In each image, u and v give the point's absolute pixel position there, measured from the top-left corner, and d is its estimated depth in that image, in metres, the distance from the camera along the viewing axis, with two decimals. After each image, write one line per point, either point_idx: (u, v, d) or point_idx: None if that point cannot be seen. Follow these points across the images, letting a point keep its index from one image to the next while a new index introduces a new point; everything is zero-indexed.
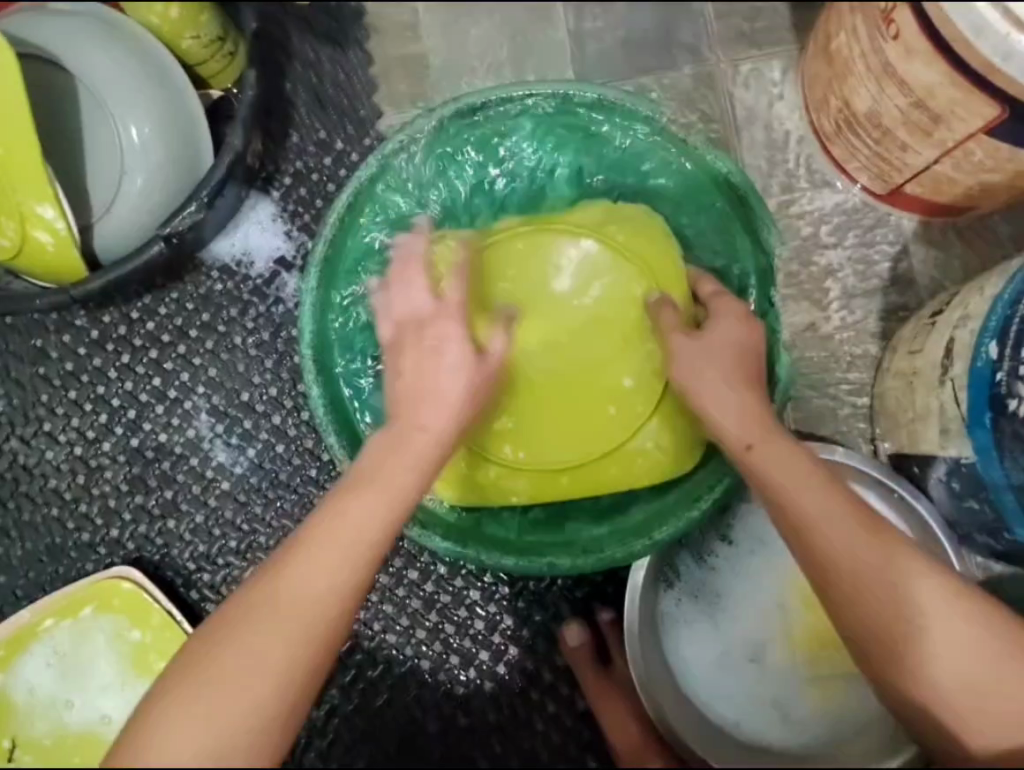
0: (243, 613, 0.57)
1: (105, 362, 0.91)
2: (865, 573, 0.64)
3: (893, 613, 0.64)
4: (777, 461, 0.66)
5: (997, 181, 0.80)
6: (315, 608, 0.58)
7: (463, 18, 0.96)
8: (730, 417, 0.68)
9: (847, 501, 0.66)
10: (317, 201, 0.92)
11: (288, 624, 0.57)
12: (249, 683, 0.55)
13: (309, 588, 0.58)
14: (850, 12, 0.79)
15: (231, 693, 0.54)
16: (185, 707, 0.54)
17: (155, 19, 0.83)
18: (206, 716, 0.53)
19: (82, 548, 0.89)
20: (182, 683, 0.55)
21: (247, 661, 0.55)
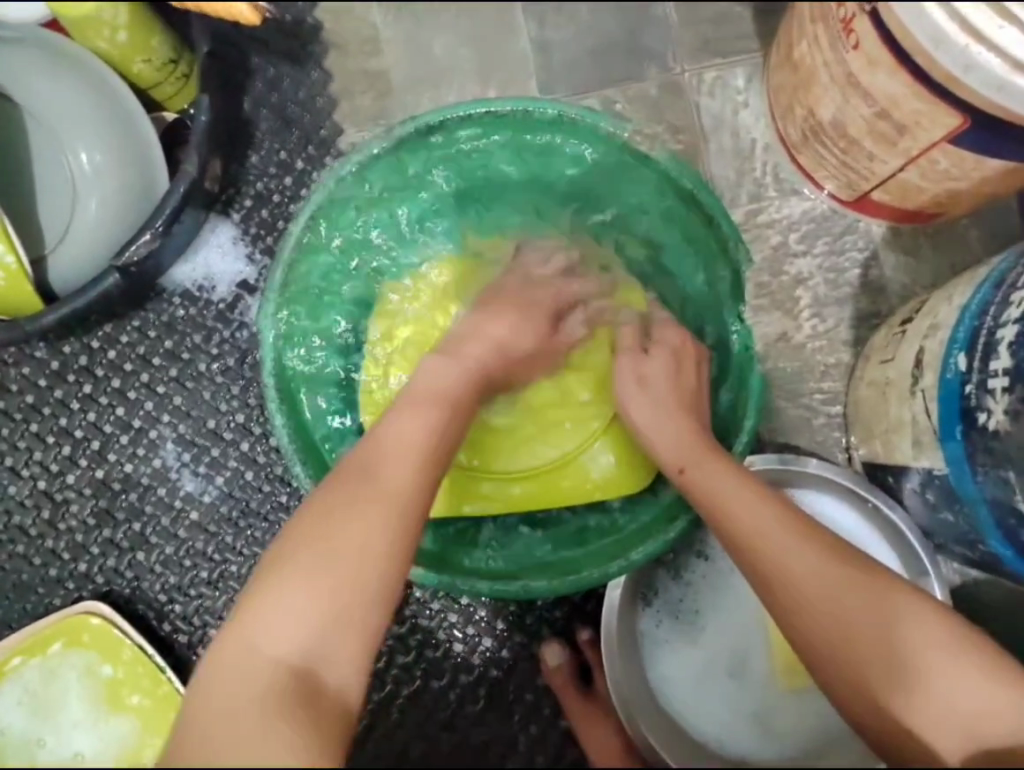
0: (336, 504, 0.58)
1: (68, 394, 0.89)
2: (811, 580, 0.64)
3: (839, 616, 0.63)
4: (710, 477, 0.69)
5: (963, 188, 0.80)
6: (404, 494, 0.60)
7: (424, 31, 0.94)
8: (666, 442, 0.73)
9: (791, 510, 0.68)
10: (279, 223, 0.91)
11: (384, 507, 0.58)
12: (354, 562, 0.56)
13: (392, 479, 0.60)
14: (812, 19, 0.78)
15: (343, 573, 0.55)
16: (295, 589, 0.54)
17: (102, 43, 0.78)
18: (321, 592, 0.54)
19: (50, 584, 0.88)
20: (286, 572, 0.55)
21: (353, 540, 0.56)
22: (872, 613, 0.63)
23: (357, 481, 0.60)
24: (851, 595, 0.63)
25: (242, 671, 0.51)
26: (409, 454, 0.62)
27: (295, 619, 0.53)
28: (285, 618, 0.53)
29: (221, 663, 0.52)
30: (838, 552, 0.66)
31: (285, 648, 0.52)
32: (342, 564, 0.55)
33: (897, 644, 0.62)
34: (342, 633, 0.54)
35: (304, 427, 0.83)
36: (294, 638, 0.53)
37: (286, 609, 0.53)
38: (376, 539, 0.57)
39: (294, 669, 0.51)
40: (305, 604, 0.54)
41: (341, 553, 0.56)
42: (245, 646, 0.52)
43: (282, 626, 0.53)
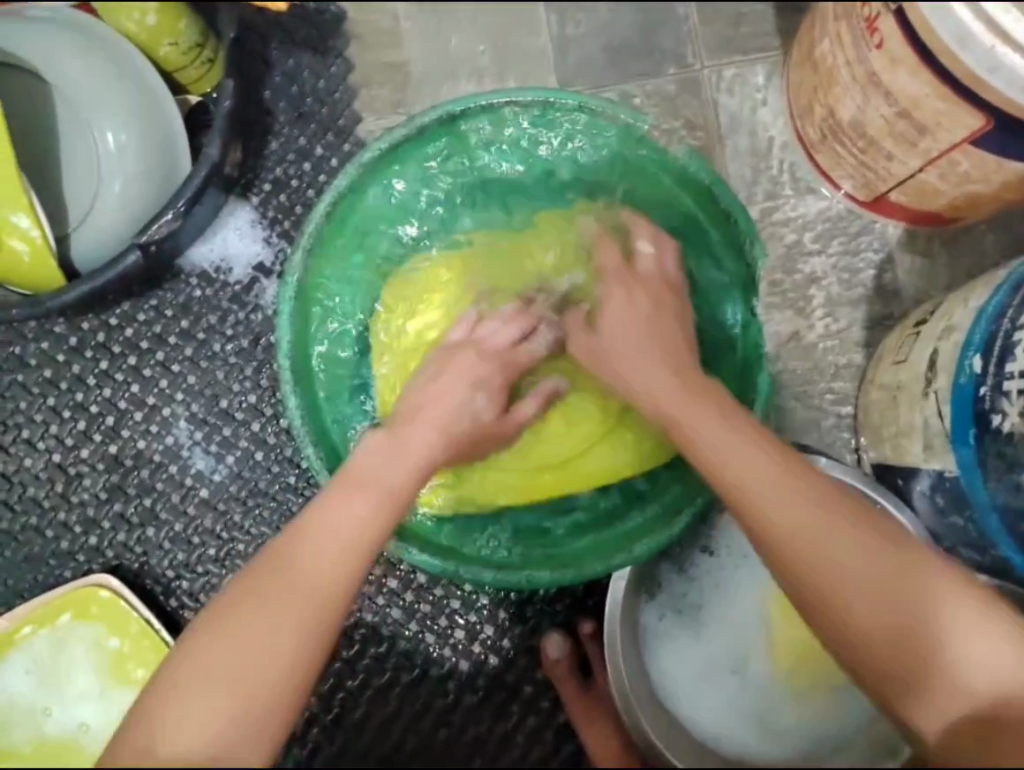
0: (252, 602, 0.57)
1: (84, 369, 0.90)
2: (834, 559, 0.61)
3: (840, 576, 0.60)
4: (713, 432, 0.65)
5: (983, 191, 0.79)
6: (325, 595, 0.58)
7: (445, 22, 0.95)
8: (664, 392, 0.69)
9: (804, 474, 0.64)
10: (297, 208, 0.92)
11: (298, 612, 0.57)
12: (265, 665, 0.55)
13: (317, 576, 0.59)
14: (835, 18, 0.78)
15: (249, 676, 0.54)
16: (201, 687, 0.54)
17: (132, 26, 0.83)
18: (225, 692, 0.54)
19: (61, 556, 0.89)
20: (197, 664, 0.55)
21: (261, 642, 0.56)
22: (872, 565, 0.61)
23: (278, 576, 0.58)
24: (854, 550, 0.61)
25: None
26: (338, 549, 0.60)
27: (195, 722, 0.53)
28: (187, 715, 0.53)
29: None
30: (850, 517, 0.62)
31: (183, 748, 0.52)
32: (247, 661, 0.55)
33: (920, 613, 0.60)
34: (243, 737, 0.53)
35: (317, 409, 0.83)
36: (196, 738, 0.52)
37: (190, 706, 0.53)
38: (283, 642, 0.56)
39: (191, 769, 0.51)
40: (205, 705, 0.53)
41: (247, 659, 0.55)
42: (144, 745, 0.52)
43: (183, 724, 0.52)
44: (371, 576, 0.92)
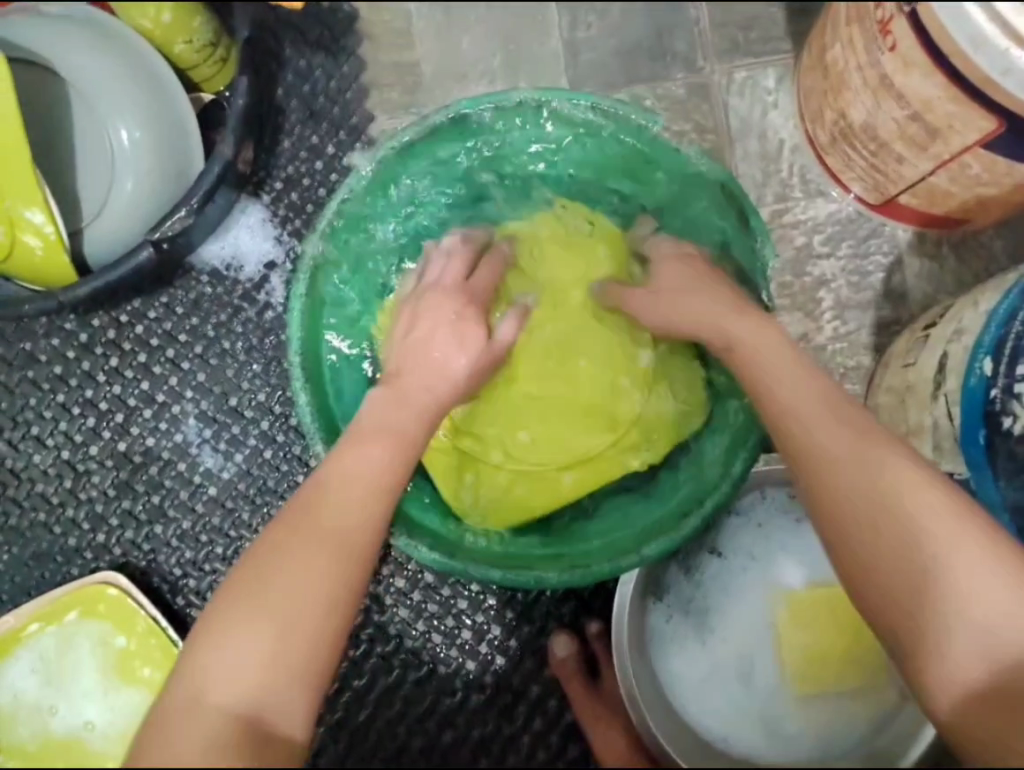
0: (282, 549, 0.55)
1: (94, 366, 0.90)
2: (867, 482, 0.58)
3: (872, 498, 0.58)
4: (781, 377, 0.65)
5: (993, 195, 0.80)
6: (352, 538, 0.57)
7: (457, 24, 0.95)
8: (733, 323, 0.69)
9: (851, 409, 0.62)
10: (308, 207, 0.92)
11: (330, 551, 0.55)
12: (306, 603, 0.53)
13: (340, 522, 0.57)
14: (846, 23, 0.78)
15: (290, 614, 0.52)
16: (246, 628, 0.51)
17: (147, 22, 0.83)
18: (267, 636, 0.51)
19: (69, 552, 0.89)
20: (238, 607, 0.53)
21: (292, 590, 0.53)
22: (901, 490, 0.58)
23: (303, 520, 0.57)
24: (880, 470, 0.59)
25: (181, 726, 0.47)
26: (360, 492, 0.60)
27: (242, 672, 0.50)
28: (228, 671, 0.50)
29: (162, 720, 0.48)
30: (879, 438, 0.60)
31: (229, 697, 0.49)
32: (283, 610, 0.52)
33: (936, 537, 0.56)
34: (291, 678, 0.51)
35: (326, 405, 0.83)
36: (241, 690, 0.49)
37: (239, 650, 0.50)
38: (322, 574, 0.54)
39: (241, 719, 0.48)
40: (249, 651, 0.50)
41: (286, 597, 0.53)
42: (189, 697, 0.49)
43: (225, 671, 0.50)
44: (380, 576, 0.92)
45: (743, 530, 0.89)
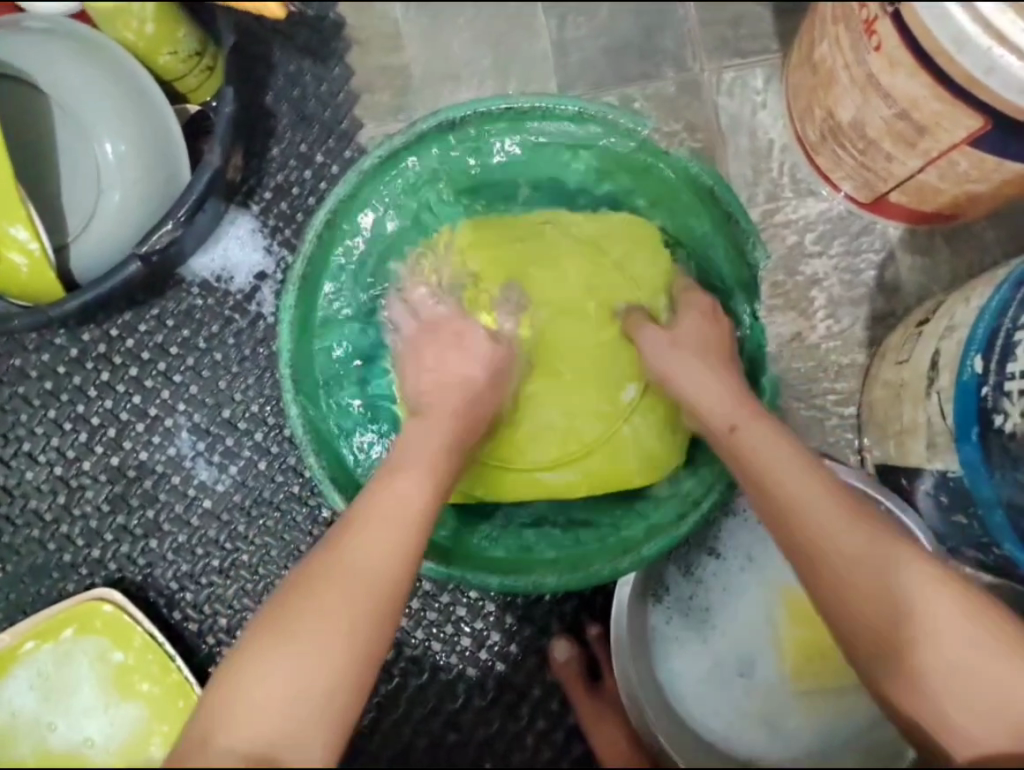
0: (307, 590, 0.58)
1: (86, 380, 0.90)
2: (847, 551, 0.63)
3: (852, 568, 0.63)
4: (772, 454, 0.68)
5: (982, 191, 0.80)
6: (375, 579, 0.59)
7: (444, 28, 0.95)
8: (712, 398, 0.73)
9: (834, 487, 0.67)
10: (298, 215, 0.92)
11: (351, 591, 0.58)
12: (324, 643, 0.56)
13: (363, 565, 0.60)
14: (833, 20, 0.78)
15: (307, 655, 0.55)
16: (265, 666, 0.55)
17: (130, 35, 0.82)
18: (286, 674, 0.54)
19: (64, 568, 0.88)
20: (261, 646, 0.56)
21: (316, 630, 0.56)
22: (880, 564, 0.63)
23: (329, 562, 0.60)
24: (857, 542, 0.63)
25: (195, 762, 0.50)
26: (390, 532, 0.62)
27: (257, 709, 0.53)
28: (246, 707, 0.53)
29: (183, 752, 0.52)
30: (859, 515, 0.65)
31: (244, 737, 0.52)
32: (302, 651, 0.55)
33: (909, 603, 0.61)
34: (305, 716, 0.53)
35: (319, 414, 0.83)
36: (256, 727, 0.52)
37: (254, 688, 0.54)
38: (343, 617, 0.57)
39: (256, 754, 0.51)
40: (267, 693, 0.54)
41: (306, 636, 0.56)
42: (207, 733, 0.52)
43: (244, 712, 0.53)
44: None
45: (743, 530, 0.88)
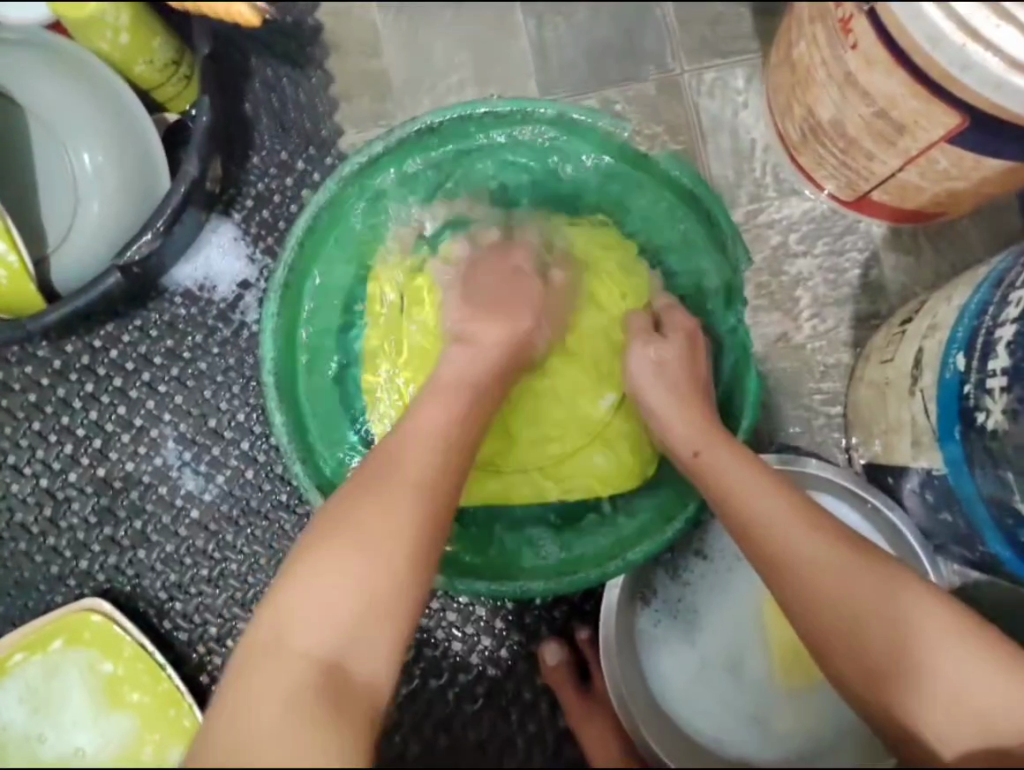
0: (356, 502, 0.61)
1: (69, 392, 0.90)
2: (808, 563, 0.65)
3: (831, 581, 0.65)
4: (740, 479, 0.68)
5: (963, 188, 0.79)
6: (423, 488, 0.62)
7: (423, 32, 0.94)
8: (676, 430, 0.74)
9: (805, 505, 0.68)
10: (280, 223, 0.91)
11: (404, 502, 0.60)
12: (384, 548, 0.58)
13: (412, 477, 0.62)
14: (810, 20, 0.77)
15: (368, 560, 0.57)
16: (323, 572, 0.57)
17: (103, 45, 0.78)
18: (346, 579, 0.56)
19: (52, 580, 0.88)
20: (317, 553, 0.58)
21: (377, 534, 0.58)
22: (864, 580, 0.65)
23: (375, 476, 0.62)
24: (829, 555, 0.65)
25: (276, 663, 0.53)
26: (430, 448, 0.65)
27: (321, 618, 0.55)
28: (311, 612, 0.55)
29: (254, 653, 0.54)
30: (827, 528, 0.67)
31: (317, 643, 0.54)
32: (365, 555, 0.57)
33: (891, 612, 0.64)
34: (372, 619, 0.56)
35: (301, 420, 0.84)
36: (325, 633, 0.55)
37: (316, 596, 0.56)
38: (398, 523, 0.59)
39: (326, 661, 0.54)
40: (332, 598, 0.56)
41: (364, 544, 0.58)
42: (275, 639, 0.55)
43: (310, 621, 0.55)
44: None
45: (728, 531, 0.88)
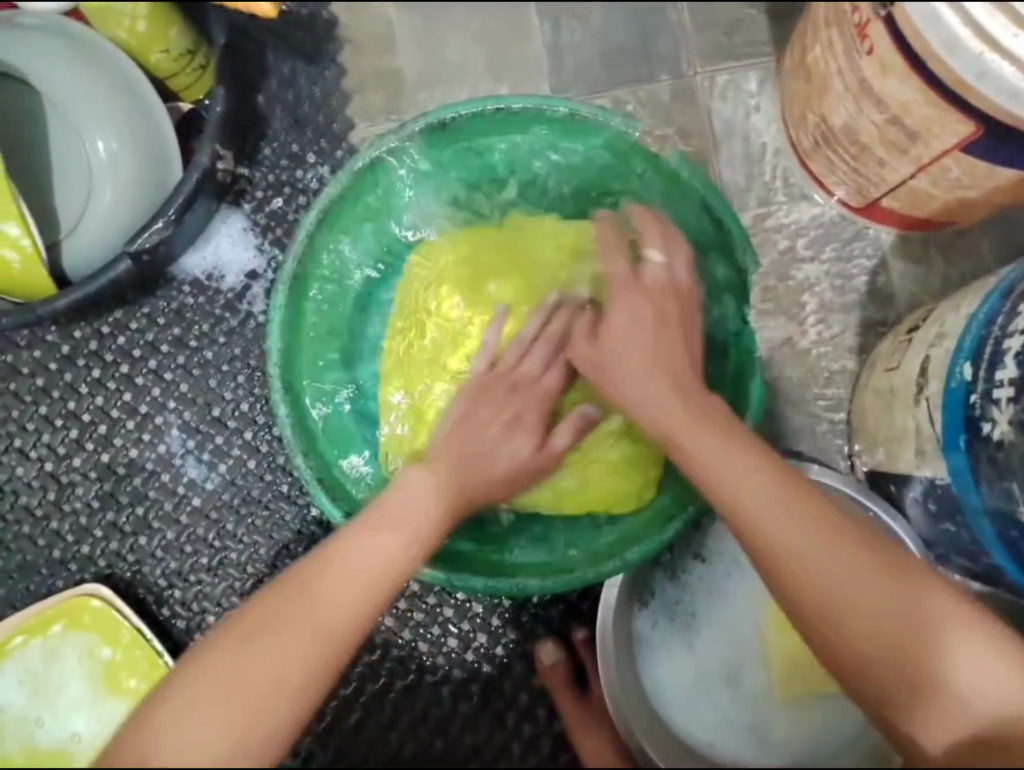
0: (261, 631, 0.56)
1: (77, 377, 0.90)
2: (802, 555, 0.61)
3: (820, 571, 0.61)
4: (727, 455, 0.64)
5: (974, 196, 0.79)
6: (336, 635, 0.57)
7: (438, 29, 0.95)
8: (648, 401, 0.69)
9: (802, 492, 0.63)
10: (289, 216, 0.92)
11: (310, 647, 0.56)
12: (268, 697, 0.53)
13: (330, 616, 0.57)
14: (826, 25, 0.78)
15: (248, 705, 0.53)
16: (204, 706, 0.52)
17: (122, 32, 0.82)
18: (219, 723, 0.52)
19: (53, 564, 0.89)
20: (205, 679, 0.53)
21: (266, 680, 0.54)
22: (861, 568, 0.61)
23: (294, 604, 0.57)
24: (821, 541, 0.61)
25: None
26: (358, 586, 0.59)
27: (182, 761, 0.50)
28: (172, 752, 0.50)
29: None
30: (818, 514, 0.62)
31: None
32: (247, 700, 0.53)
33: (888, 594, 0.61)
34: None
35: (308, 415, 0.84)
36: None
37: (185, 733, 0.51)
38: (293, 669, 0.55)
39: None
40: (210, 726, 0.51)
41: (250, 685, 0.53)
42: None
43: (171, 758, 0.50)
44: None
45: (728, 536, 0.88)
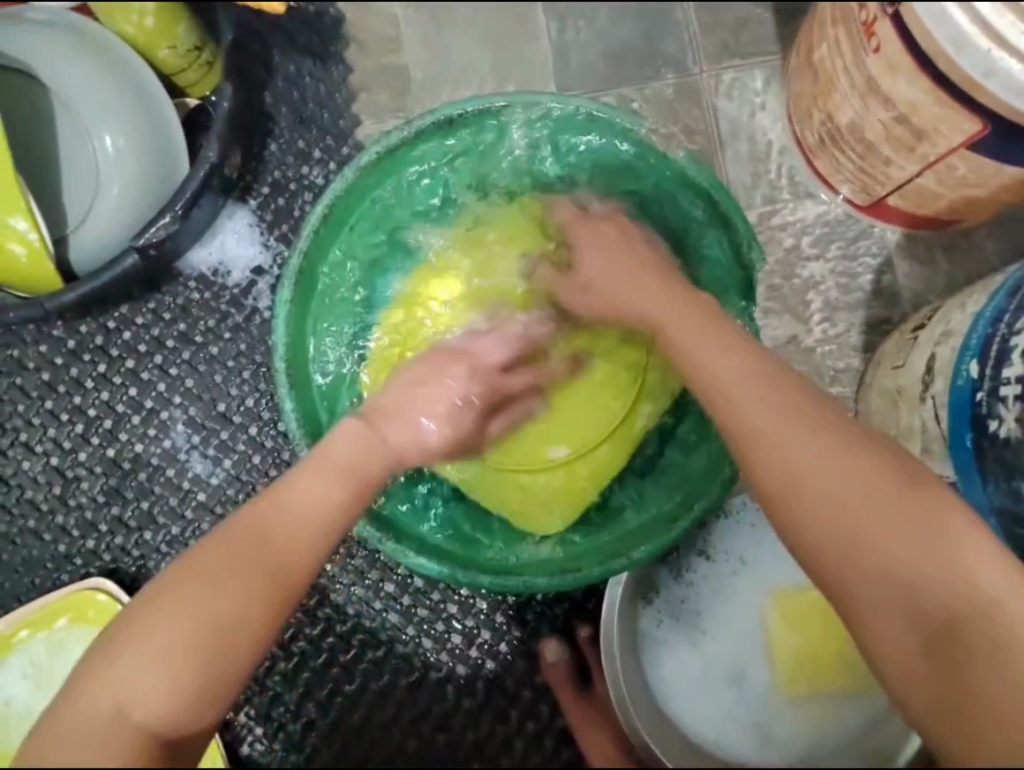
0: (214, 554, 0.55)
1: (82, 372, 0.90)
2: (789, 460, 0.56)
3: (807, 486, 0.55)
4: (715, 354, 0.64)
5: (980, 195, 0.79)
6: (286, 565, 0.56)
7: (444, 26, 0.95)
8: (648, 298, 0.72)
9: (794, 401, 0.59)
10: (295, 212, 0.92)
11: (258, 572, 0.54)
12: (218, 617, 0.52)
13: (278, 546, 0.56)
14: (833, 23, 0.78)
15: (199, 622, 0.52)
16: (161, 627, 0.51)
17: (129, 27, 0.82)
18: (171, 642, 0.51)
19: (59, 559, 0.89)
20: (163, 598, 0.53)
21: (217, 598, 0.53)
22: (857, 484, 0.54)
23: (243, 530, 0.56)
24: (809, 446, 0.56)
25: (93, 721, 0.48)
26: (304, 522, 0.58)
27: (145, 682, 0.50)
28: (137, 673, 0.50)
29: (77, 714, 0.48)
30: (805, 418, 0.57)
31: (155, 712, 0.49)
32: (202, 621, 0.52)
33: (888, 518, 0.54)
34: (197, 699, 0.51)
35: (313, 408, 0.84)
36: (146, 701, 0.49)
37: (143, 652, 0.50)
38: (240, 587, 0.53)
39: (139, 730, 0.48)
40: (159, 655, 0.50)
41: (201, 607, 0.52)
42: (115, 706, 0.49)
43: (133, 678, 0.50)
44: (369, 579, 0.92)
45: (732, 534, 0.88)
